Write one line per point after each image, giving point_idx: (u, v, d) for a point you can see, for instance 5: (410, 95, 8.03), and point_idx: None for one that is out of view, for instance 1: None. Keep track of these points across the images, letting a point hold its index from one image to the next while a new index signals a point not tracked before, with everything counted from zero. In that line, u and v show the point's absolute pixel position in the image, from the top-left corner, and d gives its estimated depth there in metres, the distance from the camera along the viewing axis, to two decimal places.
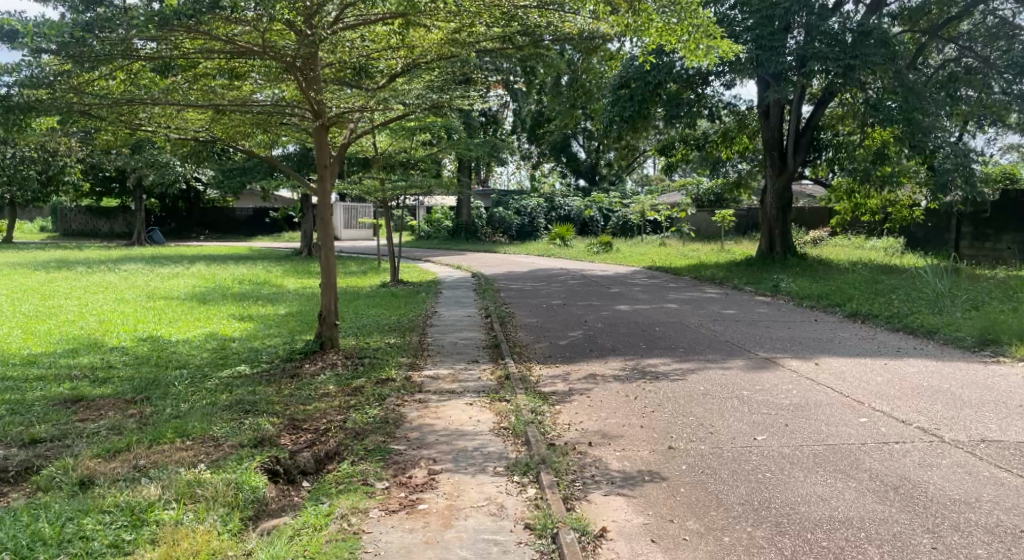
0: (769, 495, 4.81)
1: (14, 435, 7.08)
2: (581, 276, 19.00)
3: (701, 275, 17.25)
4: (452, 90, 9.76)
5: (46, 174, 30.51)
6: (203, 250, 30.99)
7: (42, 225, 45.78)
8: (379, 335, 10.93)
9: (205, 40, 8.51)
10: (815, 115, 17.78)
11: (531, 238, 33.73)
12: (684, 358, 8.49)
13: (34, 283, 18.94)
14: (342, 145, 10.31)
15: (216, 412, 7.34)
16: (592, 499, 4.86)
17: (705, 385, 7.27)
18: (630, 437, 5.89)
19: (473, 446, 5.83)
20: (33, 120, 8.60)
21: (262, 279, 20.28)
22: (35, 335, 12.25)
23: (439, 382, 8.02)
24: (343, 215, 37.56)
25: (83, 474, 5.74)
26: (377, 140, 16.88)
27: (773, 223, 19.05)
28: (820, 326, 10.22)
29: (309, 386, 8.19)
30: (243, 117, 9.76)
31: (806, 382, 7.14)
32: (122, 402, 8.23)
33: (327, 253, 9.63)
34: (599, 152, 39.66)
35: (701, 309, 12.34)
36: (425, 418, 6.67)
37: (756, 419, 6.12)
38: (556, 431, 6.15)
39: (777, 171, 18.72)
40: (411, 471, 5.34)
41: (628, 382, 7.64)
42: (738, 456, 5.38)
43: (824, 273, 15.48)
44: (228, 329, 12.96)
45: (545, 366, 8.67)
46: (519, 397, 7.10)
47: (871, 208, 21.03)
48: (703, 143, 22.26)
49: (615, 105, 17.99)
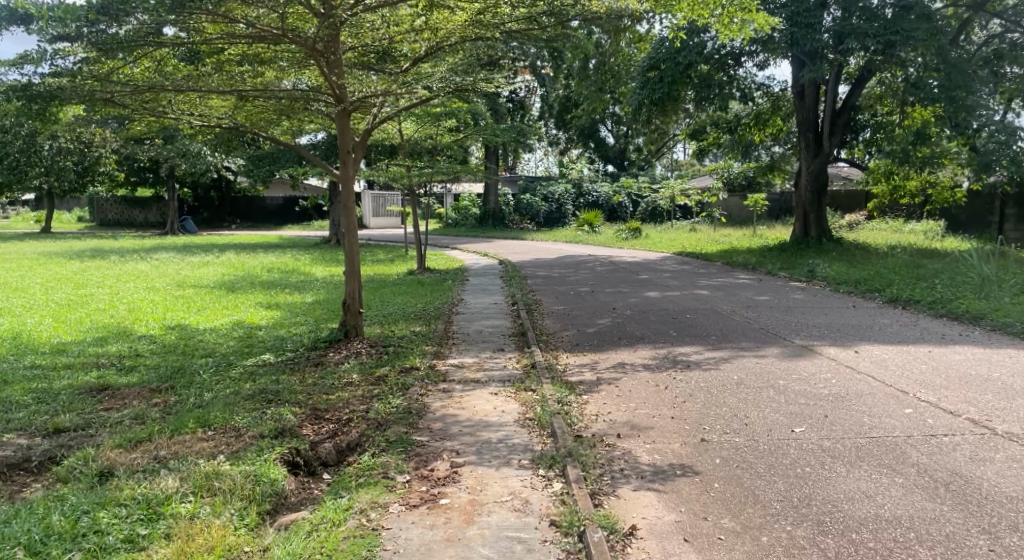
0: (810, 491, 4.57)
1: (38, 425, 7.03)
2: (608, 262, 18.74)
3: (734, 261, 16.92)
4: (475, 72, 9.43)
5: (82, 164, 30.79)
6: (235, 239, 31.17)
7: (78, 215, 46.32)
8: (405, 322, 10.81)
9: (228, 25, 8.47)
10: (851, 96, 17.34)
11: (559, 224, 33.54)
12: (717, 346, 8.25)
13: (69, 272, 19.05)
14: (367, 130, 10.16)
15: (239, 401, 7.23)
16: (620, 495, 4.66)
17: (739, 374, 7.02)
18: (661, 429, 5.67)
19: (497, 437, 5.66)
20: (59, 109, 8.56)
21: (290, 267, 20.27)
22: (65, 323, 12.30)
23: (463, 371, 7.87)
24: (372, 203, 37.55)
25: (103, 465, 5.63)
26: (403, 127, 16.65)
27: (808, 207, 18.64)
28: (859, 311, 9.92)
29: (333, 374, 8.07)
30: (267, 103, 9.60)
31: (847, 371, 6.87)
32: (147, 390, 8.16)
33: (351, 240, 9.48)
34: (627, 137, 39.23)
35: (733, 295, 12.07)
36: (449, 409, 6.51)
37: (794, 410, 5.87)
38: (584, 422, 5.95)
39: (812, 155, 18.28)
40: (433, 463, 5.17)
41: (658, 370, 7.43)
42: (774, 450, 5.14)
43: (862, 258, 15.09)
44: (256, 317, 12.93)
45: (573, 354, 8.48)
46: (545, 387, 6.91)
47: (910, 190, 20.52)
48: (735, 126, 21.87)
49: (644, 88, 17.62)
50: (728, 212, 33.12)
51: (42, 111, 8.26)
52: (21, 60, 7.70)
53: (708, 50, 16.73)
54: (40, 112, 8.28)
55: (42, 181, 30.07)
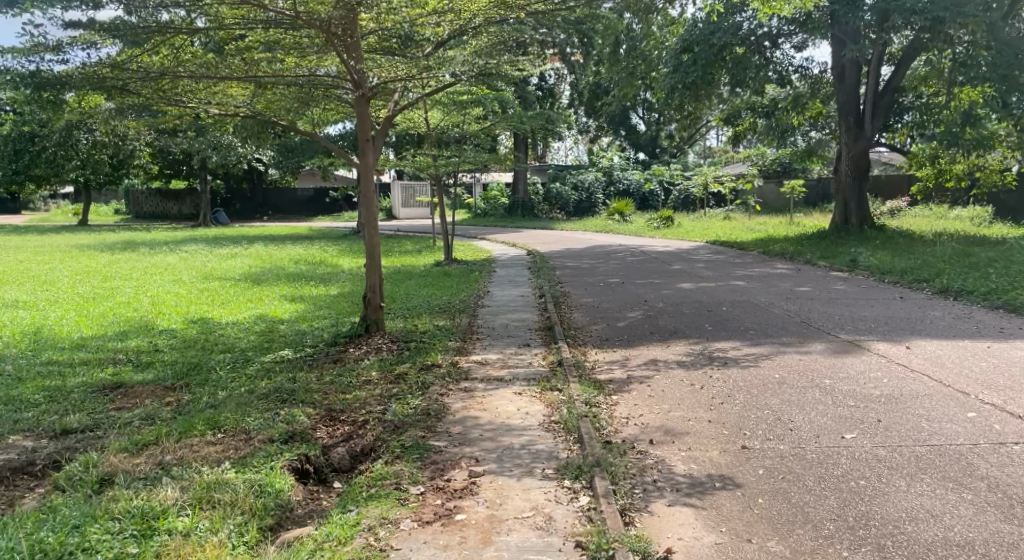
0: (866, 509, 4.13)
1: (45, 425, 6.70)
2: (639, 251, 18.27)
3: (770, 250, 16.37)
4: (499, 54, 9.02)
5: (117, 158, 30.92)
6: (266, 230, 31.11)
7: (115, 207, 46.69)
8: (429, 316, 10.45)
9: (246, 10, 8.15)
10: (894, 77, 16.69)
11: (588, 214, 33.15)
12: (755, 342, 7.78)
13: (98, 264, 18.95)
14: (387, 116, 9.78)
15: (253, 401, 6.89)
16: (654, 511, 4.25)
17: (780, 373, 6.57)
18: (696, 434, 5.24)
19: (520, 443, 5.29)
20: (70, 97, 8.24)
21: (318, 258, 20.02)
22: (88, 317, 12.09)
23: (486, 369, 7.51)
24: (401, 194, 37.31)
25: (104, 471, 5.30)
26: (429, 114, 16.35)
27: (848, 193, 18.01)
28: (907, 303, 9.39)
29: (351, 372, 7.73)
30: (287, 92, 9.22)
31: (898, 369, 6.38)
32: (161, 389, 7.83)
33: (371, 231, 9.10)
34: (660, 124, 38.59)
35: (771, 285, 11.57)
36: (470, 410, 6.16)
37: (843, 413, 5.41)
38: (613, 426, 5.55)
39: (853, 139, 17.62)
40: (449, 473, 4.81)
41: (693, 368, 7.00)
42: (824, 460, 4.69)
43: (908, 246, 14.48)
44: (279, 310, 12.66)
45: (602, 350, 8.06)
46: (572, 387, 6.51)
47: (956, 174, 19.71)
48: (772, 111, 21.12)
49: (677, 72, 16.94)
50: (763, 200, 32.38)
51: (53, 100, 7.99)
52: (37, 48, 7.43)
53: (745, 31, 16.46)
54: (53, 103, 8.02)
55: (78, 174, 30.36)
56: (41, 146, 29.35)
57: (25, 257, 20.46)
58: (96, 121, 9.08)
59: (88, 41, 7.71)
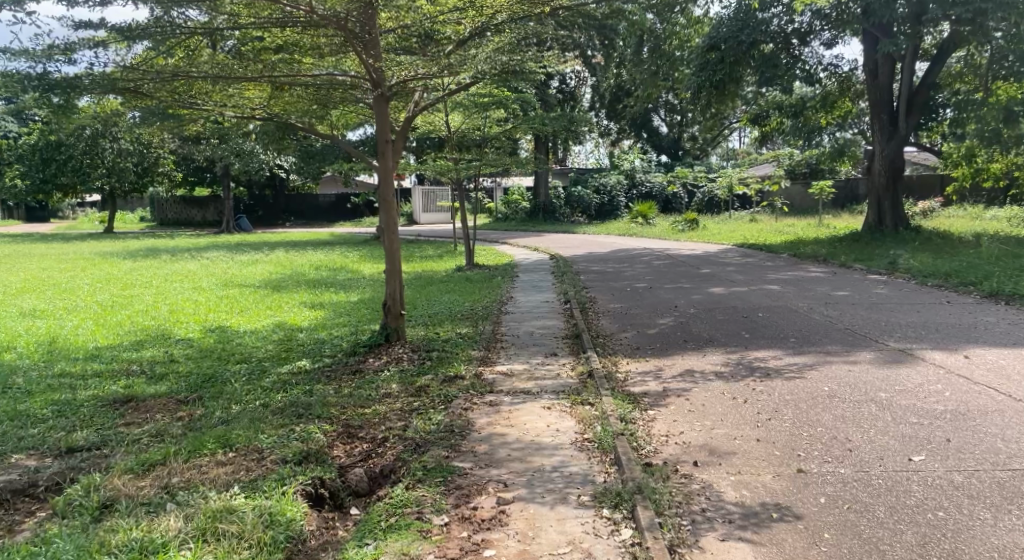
0: (951, 547, 3.77)
1: (51, 444, 6.31)
2: (666, 255, 17.72)
3: (802, 253, 15.83)
4: (522, 52, 8.57)
5: (142, 165, 30.79)
6: (289, 236, 30.94)
7: (140, 215, 46.76)
8: (451, 324, 10.06)
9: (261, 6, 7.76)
10: (930, 74, 16.19)
11: (610, 217, 32.56)
12: (798, 351, 7.30)
13: (119, 272, 18.67)
14: (406, 118, 9.40)
15: (267, 417, 6.50)
16: (704, 547, 3.91)
17: (830, 385, 6.13)
18: (744, 455, 4.89)
19: (553, 465, 4.91)
20: (83, 101, 7.87)
21: (338, 264, 19.66)
22: (104, 326, 11.78)
23: (512, 381, 7.09)
24: (422, 198, 37.03)
25: (106, 495, 4.89)
26: (449, 118, 15.82)
27: (882, 194, 17.40)
28: (956, 308, 8.90)
29: (370, 385, 7.33)
30: (305, 92, 8.85)
31: (960, 383, 5.95)
32: (173, 403, 7.44)
33: (391, 235, 8.75)
34: (682, 125, 38.22)
35: (808, 290, 11.06)
36: (496, 427, 5.76)
37: (906, 432, 5.05)
38: (652, 446, 5.15)
39: (887, 137, 17.08)
40: (475, 500, 4.44)
41: (734, 379, 6.55)
42: (893, 486, 4.34)
43: (949, 248, 13.93)
44: (298, 317, 12.32)
45: (634, 360, 7.62)
46: (605, 401, 6.09)
47: (994, 173, 19.07)
48: (801, 110, 20.38)
49: (704, 70, 16.43)
50: (789, 202, 31.72)
51: (65, 106, 7.63)
52: (50, 52, 7.14)
53: (775, 28, 16.02)
54: (66, 109, 7.67)
55: (104, 182, 30.30)
56: (67, 155, 29.29)
57: (48, 264, 20.27)
58: (114, 124, 8.74)
59: (96, 41, 7.32)
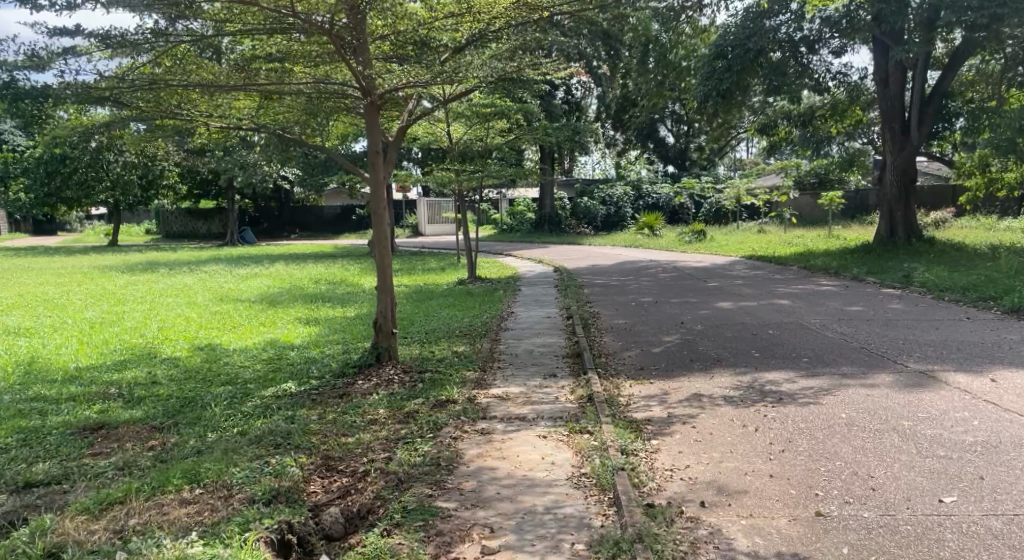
0: None
1: (8, 478, 5.84)
2: (672, 268, 17.25)
3: (812, 265, 15.33)
4: (520, 58, 8.12)
5: (146, 177, 30.50)
6: (292, 249, 30.53)
7: (145, 228, 46.41)
8: (448, 342, 9.60)
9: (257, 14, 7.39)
10: (942, 82, 15.78)
11: (616, 228, 32.18)
12: (812, 373, 6.82)
13: (114, 287, 18.23)
14: (399, 129, 8.91)
15: (243, 447, 6.04)
16: None
17: (848, 411, 5.66)
18: (757, 494, 4.44)
19: (546, 504, 4.48)
20: (57, 112, 7.38)
21: (339, 278, 19.21)
22: (89, 345, 11.34)
23: (507, 406, 6.62)
24: (427, 210, 36.53)
25: (54, 542, 4.44)
26: (450, 128, 15.37)
27: (894, 204, 16.87)
28: (977, 325, 8.41)
29: (356, 410, 6.87)
30: (294, 102, 8.40)
31: (989, 410, 5.49)
32: (147, 430, 6.97)
33: (383, 250, 8.31)
34: (689, 135, 37.92)
35: (820, 305, 10.57)
36: (487, 458, 5.32)
37: (934, 467, 4.62)
38: (655, 481, 4.70)
39: (899, 147, 16.57)
40: (458, 549, 4.03)
41: (744, 405, 6.09)
42: (924, 534, 3.93)
43: (966, 260, 13.42)
44: (292, 334, 11.88)
45: (637, 382, 7.14)
46: (605, 430, 5.63)
47: (1007, 182, 18.58)
48: (809, 119, 19.97)
49: (711, 78, 15.86)
50: (799, 212, 31.28)
51: (38, 115, 7.11)
52: (25, 62, 6.64)
53: (782, 36, 15.59)
54: (40, 118, 7.18)
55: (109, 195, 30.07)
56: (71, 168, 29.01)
57: (44, 279, 19.91)
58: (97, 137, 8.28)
59: (72, 49, 6.82)
